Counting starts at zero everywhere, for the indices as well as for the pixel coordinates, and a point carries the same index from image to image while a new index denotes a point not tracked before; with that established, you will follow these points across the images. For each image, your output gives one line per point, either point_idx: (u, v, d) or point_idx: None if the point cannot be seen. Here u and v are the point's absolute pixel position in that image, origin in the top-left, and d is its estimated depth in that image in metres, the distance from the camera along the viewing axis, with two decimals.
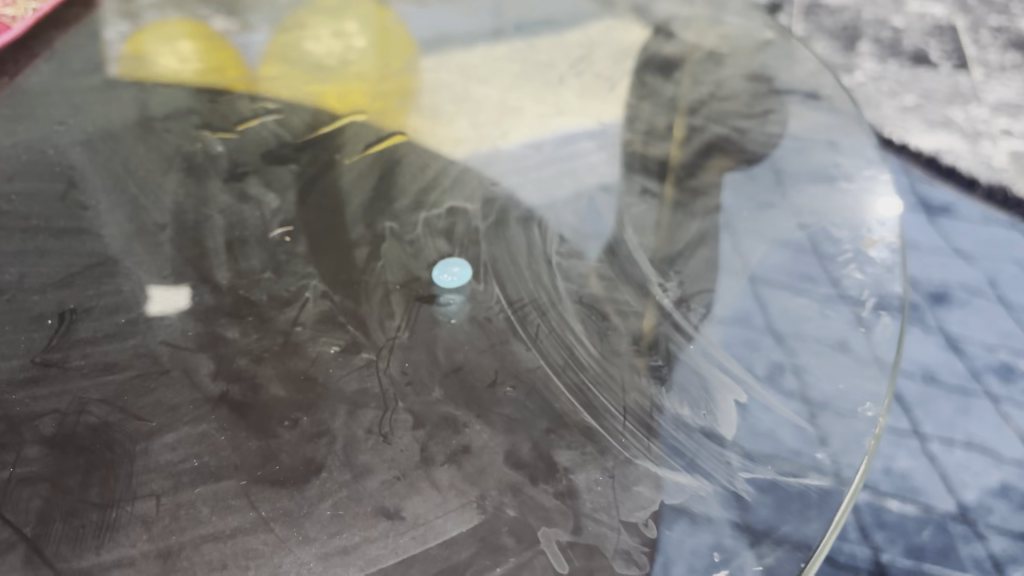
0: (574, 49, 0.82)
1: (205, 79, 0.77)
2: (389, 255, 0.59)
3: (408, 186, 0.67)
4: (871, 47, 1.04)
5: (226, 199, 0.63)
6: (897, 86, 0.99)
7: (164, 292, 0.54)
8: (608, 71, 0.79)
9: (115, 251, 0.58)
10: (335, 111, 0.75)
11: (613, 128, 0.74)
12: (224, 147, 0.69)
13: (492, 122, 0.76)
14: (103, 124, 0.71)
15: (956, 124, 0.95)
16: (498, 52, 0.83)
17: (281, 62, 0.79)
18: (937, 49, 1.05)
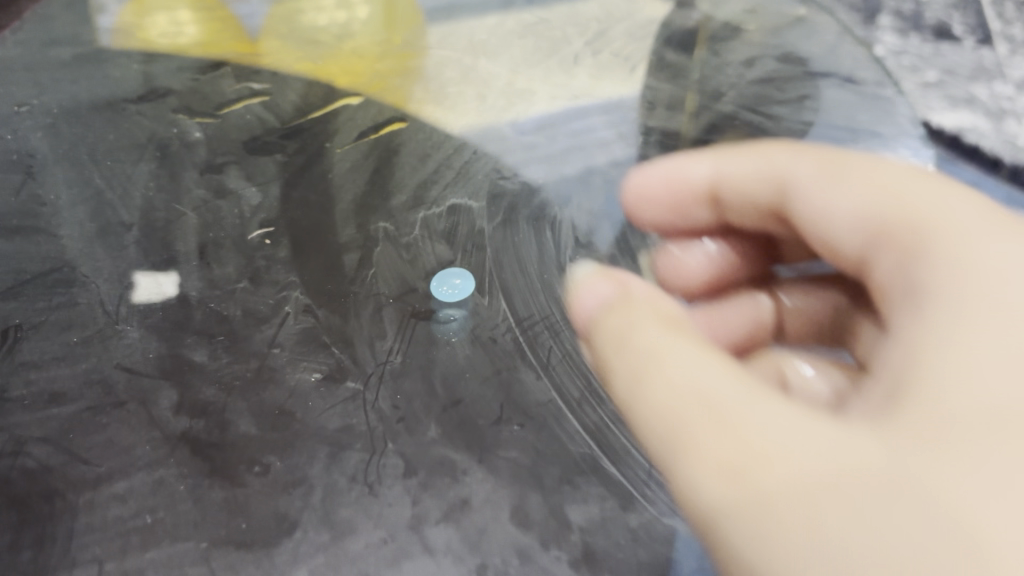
0: (590, 25, 0.79)
1: (202, 45, 0.71)
2: (382, 262, 0.52)
3: (407, 180, 0.60)
4: (892, 19, 0.83)
5: (201, 193, 0.56)
6: (919, 61, 0.78)
7: (154, 277, 0.50)
8: (627, 52, 0.75)
9: (73, 255, 0.51)
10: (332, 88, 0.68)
11: (631, 106, 0.70)
12: (204, 133, 0.63)
13: (500, 105, 0.69)
14: (71, 105, 0.64)
15: (981, 103, 0.73)
16: (510, 27, 0.78)
17: (281, 32, 0.74)
18: (959, 23, 0.83)
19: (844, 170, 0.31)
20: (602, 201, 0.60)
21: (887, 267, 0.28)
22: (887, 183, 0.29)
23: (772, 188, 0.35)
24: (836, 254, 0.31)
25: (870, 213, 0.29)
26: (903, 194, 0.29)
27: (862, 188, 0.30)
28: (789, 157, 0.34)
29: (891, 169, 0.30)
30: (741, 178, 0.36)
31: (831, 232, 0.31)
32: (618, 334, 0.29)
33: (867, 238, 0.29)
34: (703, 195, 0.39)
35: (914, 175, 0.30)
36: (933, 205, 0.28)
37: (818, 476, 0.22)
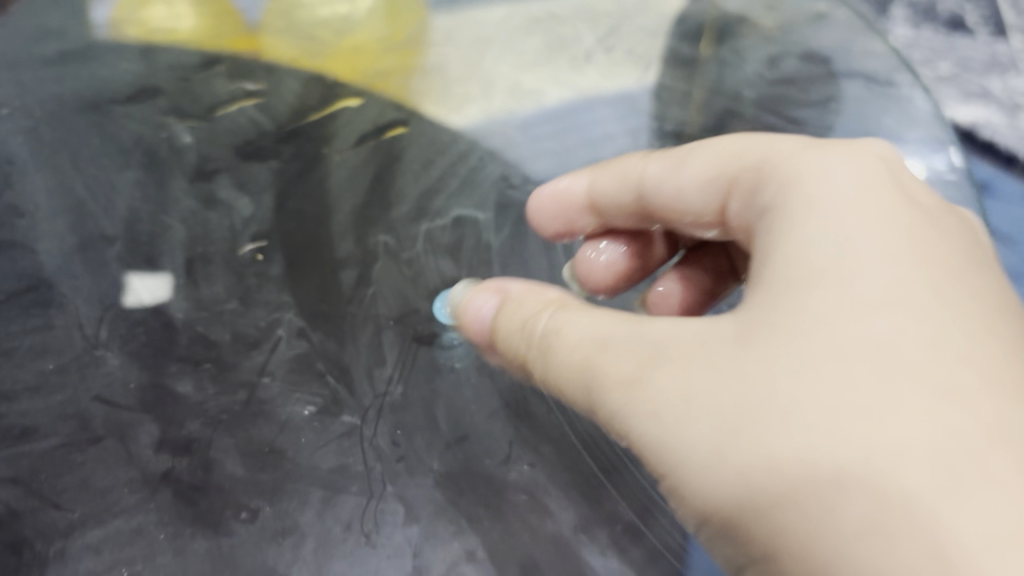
0: (600, 18, 0.77)
1: (204, 40, 0.68)
2: (382, 281, 0.49)
3: (409, 189, 0.56)
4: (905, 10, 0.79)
5: (190, 204, 0.53)
6: (932, 54, 0.76)
7: (145, 279, 0.48)
8: (641, 50, 0.75)
9: (51, 272, 0.48)
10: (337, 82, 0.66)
11: (640, 108, 0.71)
12: (194, 137, 0.59)
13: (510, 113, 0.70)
14: (53, 107, 0.61)
15: (993, 97, 0.72)
16: (518, 21, 0.76)
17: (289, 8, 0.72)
18: (974, 14, 0.79)
19: (691, 153, 0.37)
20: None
21: (738, 211, 0.34)
22: (719, 159, 0.35)
23: (634, 191, 0.40)
24: (697, 222, 0.37)
25: (714, 180, 0.35)
26: (735, 157, 0.34)
27: (706, 164, 0.36)
28: (640, 162, 0.40)
29: (718, 146, 0.36)
30: (611, 188, 0.41)
31: (686, 205, 0.37)
32: (522, 319, 0.33)
33: (721, 198, 0.35)
34: (587, 205, 0.43)
35: (735, 140, 0.35)
36: (754, 153, 0.34)
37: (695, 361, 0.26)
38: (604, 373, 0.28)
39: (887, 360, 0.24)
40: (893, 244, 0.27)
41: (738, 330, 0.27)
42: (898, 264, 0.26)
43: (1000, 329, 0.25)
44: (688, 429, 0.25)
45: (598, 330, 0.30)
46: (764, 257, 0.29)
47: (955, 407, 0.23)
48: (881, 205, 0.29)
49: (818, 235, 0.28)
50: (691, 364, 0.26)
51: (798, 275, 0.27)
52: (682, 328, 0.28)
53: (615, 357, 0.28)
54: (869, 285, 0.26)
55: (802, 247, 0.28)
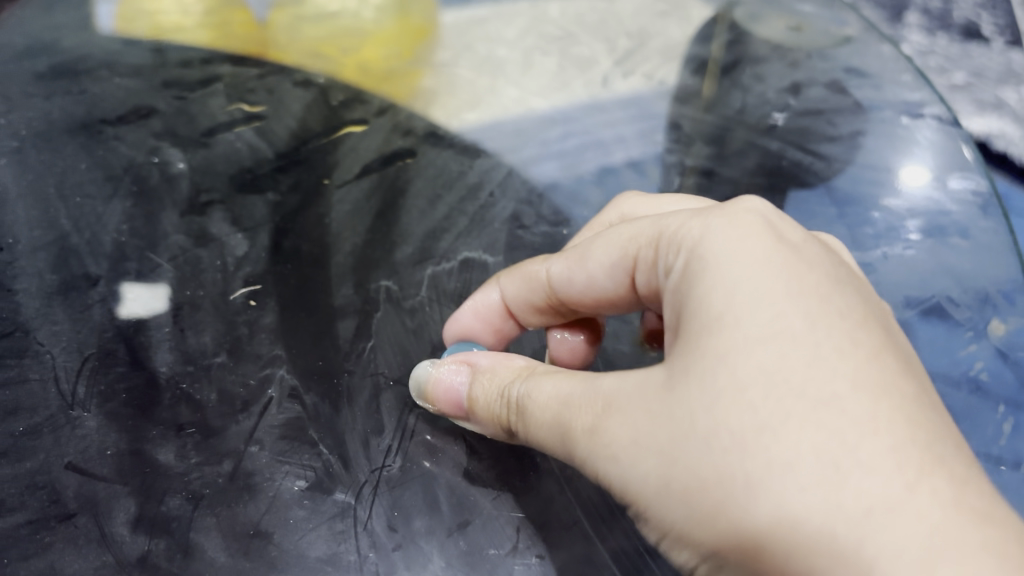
0: (619, 40, 0.76)
1: (207, 35, 0.68)
2: (382, 332, 0.46)
3: (414, 227, 0.54)
4: (919, 19, 0.81)
5: (180, 240, 0.50)
6: (947, 62, 0.77)
7: (139, 291, 0.46)
8: (660, 72, 0.72)
9: (29, 316, 0.44)
10: (338, 100, 0.63)
11: (659, 120, 0.67)
12: (188, 163, 0.56)
13: (524, 134, 0.65)
14: (41, 127, 0.58)
15: (1009, 108, 0.71)
16: (533, 40, 0.75)
17: (296, 30, 0.71)
18: (988, 23, 0.81)
19: (591, 243, 0.37)
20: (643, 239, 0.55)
21: (650, 284, 0.35)
22: (620, 243, 0.36)
23: (542, 293, 0.40)
24: (615, 304, 0.38)
25: (621, 261, 0.36)
26: (632, 239, 0.35)
27: (610, 253, 0.36)
28: (542, 263, 0.40)
29: (616, 234, 0.36)
30: (517, 291, 0.42)
31: (601, 292, 0.38)
32: (495, 381, 0.35)
33: (629, 277, 0.36)
34: (500, 307, 0.43)
35: (627, 226, 0.36)
36: (652, 227, 0.34)
37: (636, 416, 0.28)
38: (566, 421, 0.31)
39: (778, 384, 0.26)
40: (774, 270, 0.29)
41: (664, 371, 0.29)
42: (783, 288, 0.28)
43: (873, 336, 0.27)
44: (639, 467, 0.28)
45: (564, 383, 0.32)
46: (675, 299, 0.31)
47: (836, 412, 0.25)
48: (762, 230, 0.30)
49: (711, 271, 0.29)
50: (632, 412, 0.28)
51: (702, 315, 0.29)
52: (627, 374, 0.30)
53: (574, 405, 0.31)
54: (756, 312, 0.27)
55: (702, 288, 0.29)
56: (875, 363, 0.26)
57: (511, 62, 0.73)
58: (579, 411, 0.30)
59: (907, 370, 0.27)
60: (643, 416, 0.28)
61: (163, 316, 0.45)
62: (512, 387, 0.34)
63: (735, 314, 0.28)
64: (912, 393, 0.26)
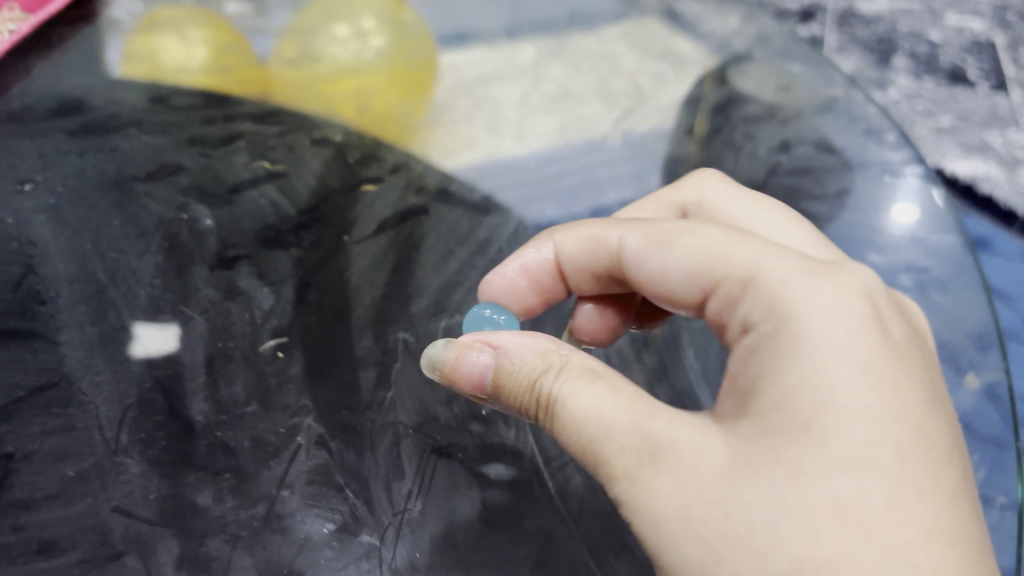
0: (617, 100, 0.81)
1: (218, 87, 0.73)
2: (401, 383, 0.50)
3: (428, 283, 0.57)
4: (906, 62, 0.86)
5: (210, 294, 0.53)
6: (933, 106, 0.81)
7: (150, 332, 0.50)
8: (656, 137, 0.77)
9: (72, 367, 0.48)
10: (354, 157, 0.67)
11: (649, 179, 0.73)
12: (215, 220, 0.59)
13: (518, 187, 0.71)
14: (76, 183, 0.61)
15: (993, 151, 0.76)
16: (528, 94, 0.81)
17: (290, 66, 0.75)
18: (974, 67, 0.85)
19: (674, 240, 0.39)
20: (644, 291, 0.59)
21: (718, 310, 0.36)
22: (707, 252, 0.37)
23: (606, 257, 0.43)
24: (677, 305, 0.39)
25: (699, 274, 0.37)
26: (721, 259, 0.36)
27: (694, 255, 0.37)
28: (617, 232, 0.42)
29: (705, 235, 0.38)
30: (580, 251, 0.45)
31: (666, 291, 0.39)
32: (520, 368, 0.36)
33: (700, 292, 0.37)
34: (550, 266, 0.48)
35: (728, 241, 0.36)
36: (749, 261, 0.35)
37: (688, 493, 0.30)
38: (605, 460, 0.32)
39: (850, 518, 0.27)
40: (870, 383, 0.29)
41: (729, 454, 0.30)
42: (876, 408, 0.29)
43: (951, 478, 0.29)
44: (677, 546, 0.29)
45: (598, 395, 0.33)
46: (750, 369, 0.32)
47: (900, 562, 0.26)
48: (865, 334, 0.31)
49: (804, 364, 0.30)
50: (684, 488, 0.30)
51: (789, 412, 0.30)
52: (685, 436, 0.31)
53: (617, 438, 0.32)
54: (845, 430, 0.28)
55: (792, 378, 0.30)
56: (948, 512, 0.28)
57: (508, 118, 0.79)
58: (620, 451, 0.32)
59: (977, 519, 0.29)
60: (696, 492, 0.29)
61: (197, 367, 0.48)
62: (541, 379, 0.35)
63: (822, 422, 0.29)
64: (975, 548, 0.27)
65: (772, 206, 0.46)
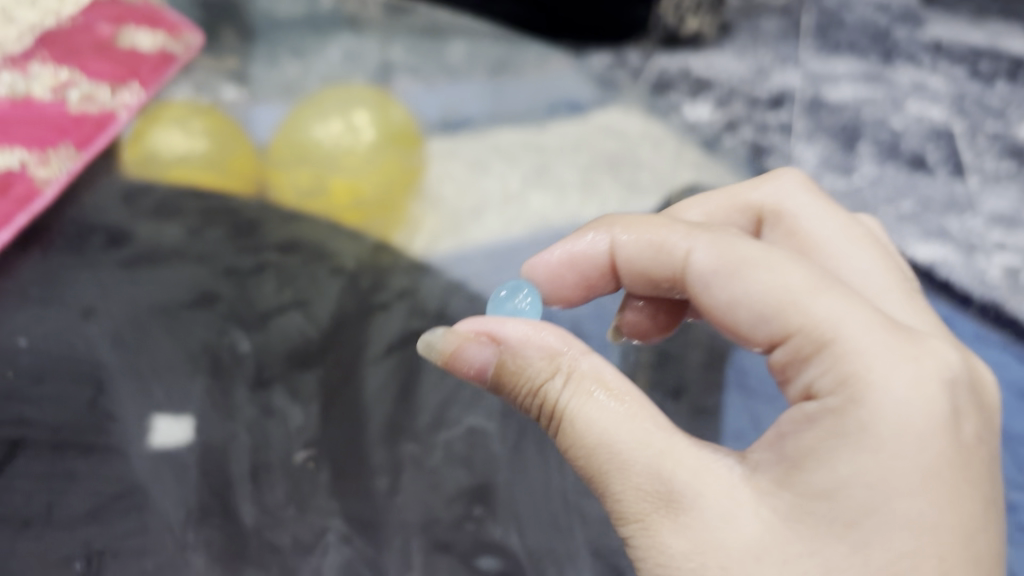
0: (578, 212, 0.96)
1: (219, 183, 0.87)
2: (410, 490, 0.61)
3: (430, 398, 0.68)
4: (871, 148, 1.00)
5: (251, 412, 0.65)
6: (895, 191, 0.94)
7: (167, 423, 0.63)
8: None
9: (144, 477, 0.59)
10: (369, 285, 0.79)
11: None
12: (251, 344, 0.71)
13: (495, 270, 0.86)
14: (132, 310, 0.73)
15: (951, 236, 0.88)
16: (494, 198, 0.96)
17: (302, 189, 0.87)
18: (935, 153, 0.99)
19: (742, 266, 0.46)
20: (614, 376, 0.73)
21: (784, 355, 0.44)
22: (785, 299, 0.44)
23: (670, 271, 0.52)
24: (738, 332, 0.47)
25: (770, 316, 0.44)
26: (799, 309, 0.43)
27: (770, 288, 0.44)
28: (687, 249, 0.50)
29: (781, 274, 0.44)
30: (650, 260, 0.53)
31: (734, 320, 0.47)
32: (530, 372, 0.45)
33: (766, 333, 0.45)
34: (597, 260, 0.58)
35: (810, 293, 0.43)
36: (824, 316, 0.42)
37: (722, 544, 0.39)
38: (625, 497, 0.41)
39: None
40: (925, 495, 0.38)
41: (775, 519, 0.39)
42: (917, 516, 0.38)
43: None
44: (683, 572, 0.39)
45: (613, 420, 0.42)
46: (811, 432, 0.40)
47: None
48: (933, 440, 0.39)
49: (866, 466, 0.38)
50: (711, 540, 0.39)
51: (841, 511, 0.38)
52: (714, 498, 0.40)
53: (642, 482, 0.41)
54: (882, 546, 0.37)
55: (849, 473, 0.38)
56: None
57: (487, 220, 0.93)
58: (642, 489, 0.41)
59: None
60: (711, 558, 0.39)
61: (245, 476, 0.60)
62: (549, 381, 0.44)
63: (864, 529, 0.38)
64: None
65: (848, 231, 0.56)
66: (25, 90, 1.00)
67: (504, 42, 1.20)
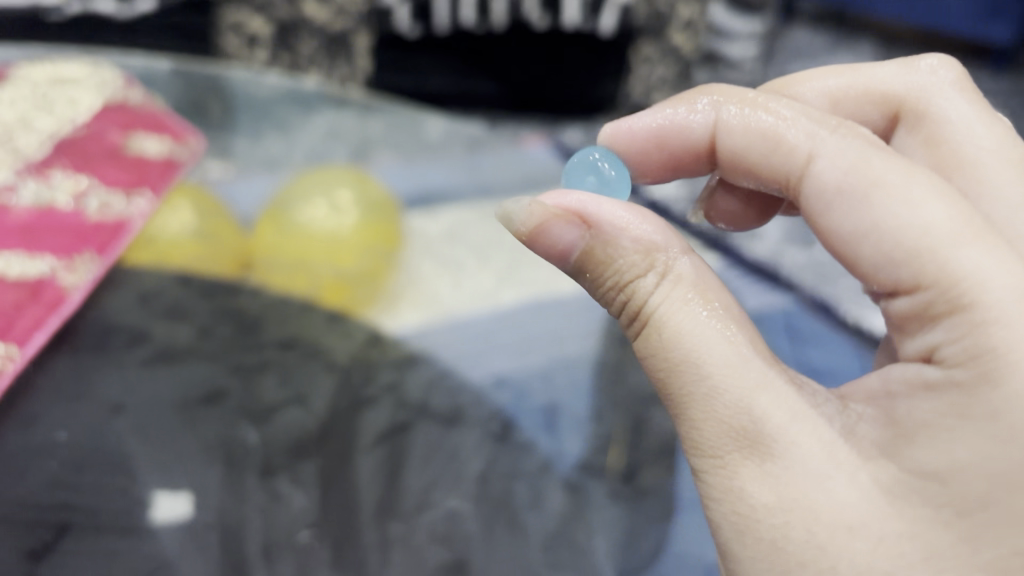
0: (523, 283, 1.16)
1: (217, 263, 1.07)
2: (397, 565, 0.72)
3: (414, 485, 0.79)
4: None
5: (259, 498, 0.75)
6: None
7: (166, 500, 0.73)
8: (563, 325, 1.06)
9: (171, 554, 0.70)
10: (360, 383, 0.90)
11: (559, 353, 1.01)
12: (259, 436, 0.82)
13: (466, 338, 1.03)
14: (154, 405, 0.83)
15: None
16: (448, 273, 1.18)
17: (287, 267, 1.08)
18: None
19: (876, 189, 0.51)
20: (585, 440, 0.88)
21: (905, 287, 0.50)
22: (927, 242, 0.49)
23: (792, 179, 0.57)
24: (857, 263, 0.53)
25: (896, 257, 0.50)
26: (933, 252, 0.48)
27: (911, 223, 0.49)
28: (816, 169, 0.55)
29: (916, 212, 0.49)
30: (767, 164, 0.59)
31: (857, 252, 0.52)
32: (624, 255, 0.55)
33: (892, 273, 0.51)
34: (693, 141, 0.66)
35: (955, 240, 0.48)
36: (963, 270, 0.48)
37: (814, 486, 0.49)
38: (714, 429, 0.51)
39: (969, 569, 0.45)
40: None
41: (900, 480, 0.48)
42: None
43: None
44: (762, 500, 0.50)
45: (712, 359, 0.51)
46: (946, 400, 0.48)
47: None
48: None
49: (984, 456, 0.46)
50: (801, 481, 0.49)
51: (956, 502, 0.46)
52: (806, 449, 0.50)
53: (728, 417, 0.51)
54: (993, 544, 0.45)
55: (969, 458, 0.46)
56: None
57: (449, 290, 1.14)
58: (732, 426, 0.51)
59: None
60: (796, 516, 0.49)
61: (256, 554, 0.71)
62: (640, 278, 0.55)
63: (972, 519, 0.46)
64: None
65: (1006, 155, 0.65)
66: (50, 200, 1.08)
67: (467, 138, 1.54)
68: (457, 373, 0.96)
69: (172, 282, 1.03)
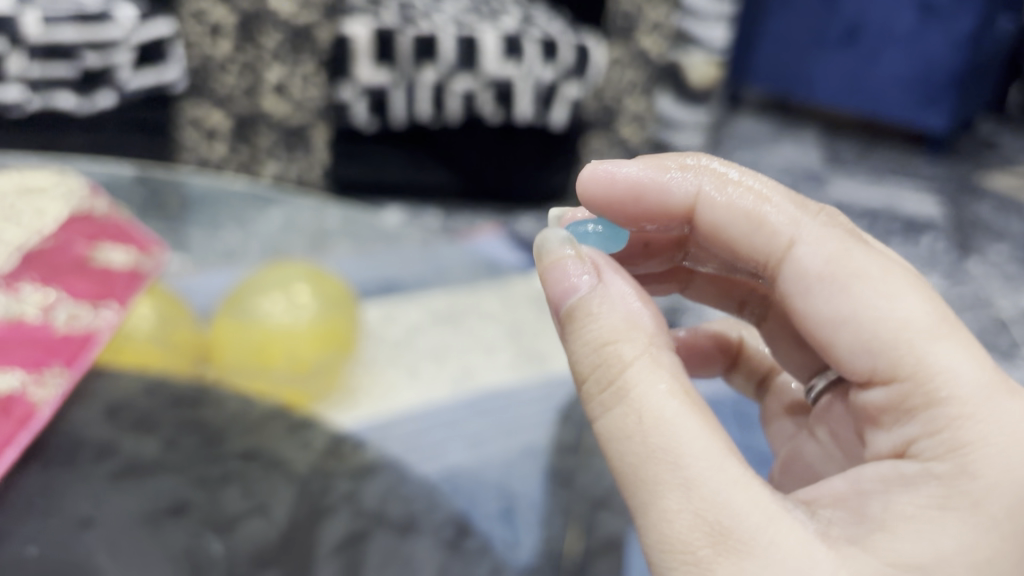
0: (474, 379, 1.22)
1: (179, 371, 1.12)
2: None
3: None
4: None
5: None
6: None
7: None
8: (512, 421, 1.12)
9: None
10: (321, 492, 0.95)
11: (509, 447, 1.07)
12: (222, 547, 0.86)
13: (420, 436, 1.09)
14: (121, 516, 0.87)
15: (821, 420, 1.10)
16: (405, 368, 1.24)
17: (244, 370, 1.12)
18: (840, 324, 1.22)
19: (857, 282, 0.64)
20: (535, 543, 0.94)
21: (886, 369, 0.63)
22: (908, 336, 0.62)
23: (776, 259, 0.69)
24: (833, 340, 0.66)
25: (877, 346, 0.63)
26: (915, 344, 0.62)
27: (891, 317, 0.63)
28: (799, 253, 0.67)
29: (900, 303, 0.63)
30: (754, 245, 0.71)
31: (837, 333, 0.65)
32: (606, 319, 0.63)
33: (872, 355, 0.64)
34: (676, 202, 0.73)
35: (929, 336, 0.62)
36: (941, 367, 0.61)
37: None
38: (689, 526, 0.56)
39: None
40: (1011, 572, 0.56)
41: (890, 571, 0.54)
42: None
43: None
44: None
45: (692, 457, 0.57)
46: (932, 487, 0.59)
47: None
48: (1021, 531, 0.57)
49: (964, 541, 0.56)
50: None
51: None
52: (774, 550, 0.55)
53: (704, 510, 0.56)
54: None
55: (954, 548, 0.55)
56: None
57: (405, 383, 1.20)
58: (706, 523, 0.56)
59: None
60: None
61: None
62: (619, 345, 0.62)
63: None
64: None
65: None
66: (19, 312, 1.12)
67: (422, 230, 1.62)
68: (410, 470, 1.01)
69: (137, 390, 1.07)
